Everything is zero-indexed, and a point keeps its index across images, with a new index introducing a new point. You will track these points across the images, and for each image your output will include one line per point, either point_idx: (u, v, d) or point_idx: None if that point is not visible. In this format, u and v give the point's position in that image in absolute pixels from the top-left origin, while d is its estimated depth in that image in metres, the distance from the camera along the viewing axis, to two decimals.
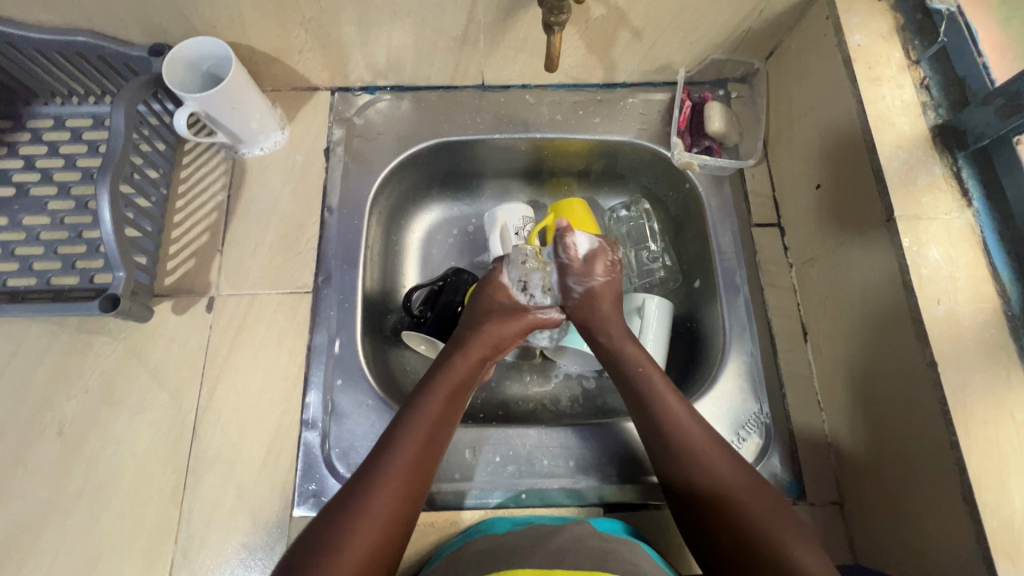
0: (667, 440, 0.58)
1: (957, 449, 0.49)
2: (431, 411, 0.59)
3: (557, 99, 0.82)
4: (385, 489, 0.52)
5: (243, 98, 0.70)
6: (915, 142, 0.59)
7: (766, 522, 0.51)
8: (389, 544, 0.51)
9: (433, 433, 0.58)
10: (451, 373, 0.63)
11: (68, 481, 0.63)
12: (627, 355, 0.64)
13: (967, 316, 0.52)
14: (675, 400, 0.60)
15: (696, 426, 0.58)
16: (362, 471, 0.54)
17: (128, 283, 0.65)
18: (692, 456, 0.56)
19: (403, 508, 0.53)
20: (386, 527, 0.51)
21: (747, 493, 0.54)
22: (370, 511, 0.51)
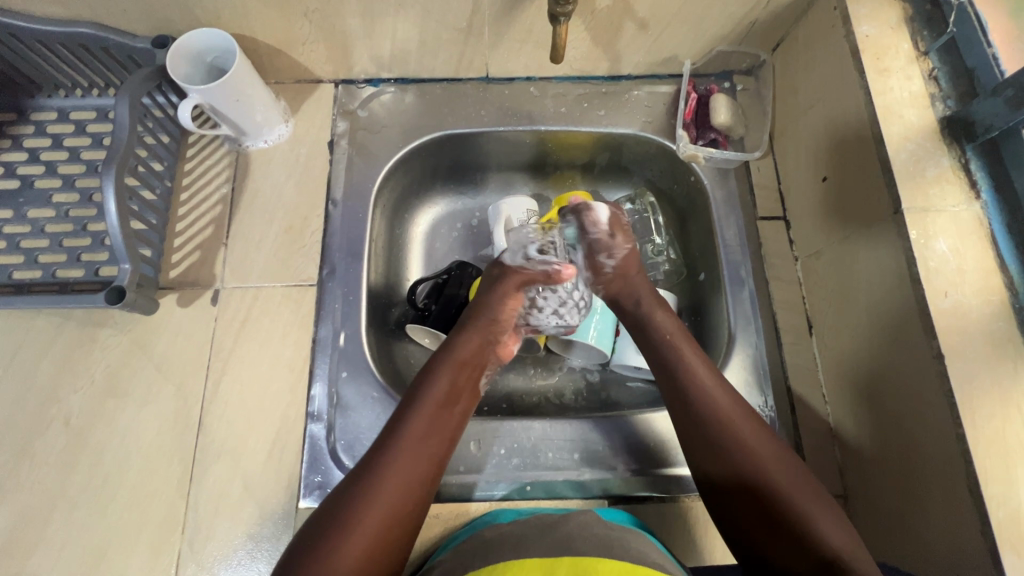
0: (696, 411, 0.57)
1: (964, 441, 0.49)
2: (440, 387, 0.59)
3: (562, 92, 0.81)
4: (398, 465, 0.53)
5: (247, 90, 0.69)
6: (923, 133, 0.58)
7: (788, 491, 0.52)
8: (406, 515, 0.52)
9: (442, 410, 0.58)
10: (459, 349, 0.63)
11: (75, 473, 0.63)
12: (657, 323, 0.64)
13: (974, 309, 0.52)
14: (703, 372, 0.59)
15: (724, 396, 0.58)
16: (374, 445, 0.55)
17: (134, 275, 0.65)
18: (719, 425, 0.56)
19: (418, 487, 0.53)
20: (401, 500, 0.52)
21: (773, 463, 0.53)
22: (384, 484, 0.52)
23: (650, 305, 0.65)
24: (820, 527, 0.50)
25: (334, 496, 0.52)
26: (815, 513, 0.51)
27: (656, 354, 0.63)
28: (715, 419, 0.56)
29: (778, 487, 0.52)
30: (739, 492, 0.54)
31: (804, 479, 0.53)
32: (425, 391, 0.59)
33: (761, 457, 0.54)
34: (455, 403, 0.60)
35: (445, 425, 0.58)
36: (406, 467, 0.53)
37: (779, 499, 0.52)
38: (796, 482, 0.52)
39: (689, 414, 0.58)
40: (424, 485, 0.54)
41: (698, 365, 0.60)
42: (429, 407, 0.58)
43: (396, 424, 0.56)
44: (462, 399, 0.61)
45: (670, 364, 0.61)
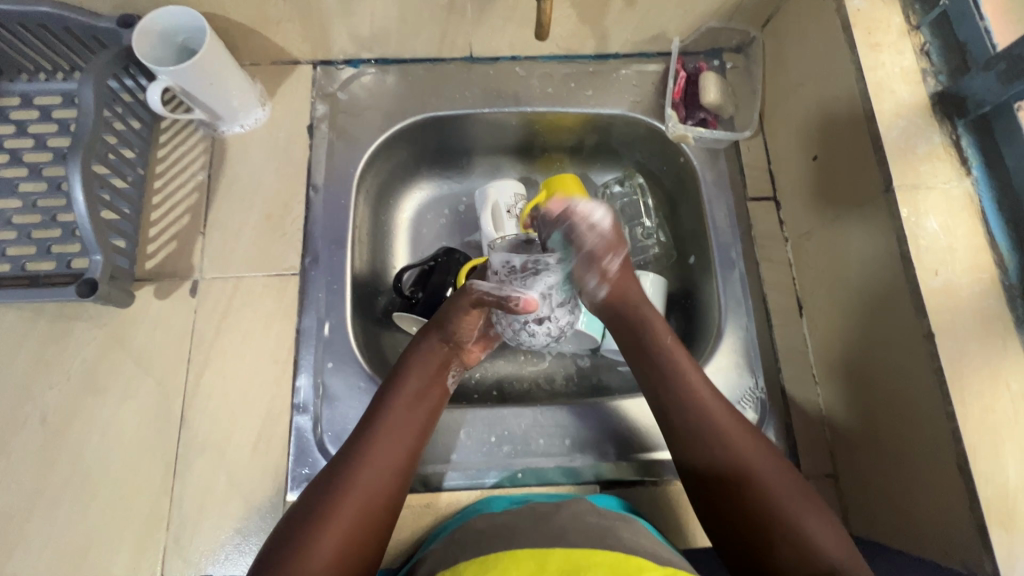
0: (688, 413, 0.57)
1: (953, 420, 0.49)
2: (411, 386, 0.59)
3: (548, 71, 0.79)
4: (364, 473, 0.52)
5: (220, 72, 0.66)
6: (915, 110, 0.57)
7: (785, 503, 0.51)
8: (372, 529, 0.50)
9: (408, 414, 0.57)
10: (426, 353, 0.62)
11: (55, 471, 0.62)
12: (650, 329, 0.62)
13: (965, 287, 0.51)
14: (692, 375, 0.59)
15: (711, 399, 0.57)
16: (342, 456, 0.54)
17: (106, 267, 0.62)
18: (714, 437, 0.55)
19: (391, 484, 0.53)
20: (372, 503, 0.51)
21: (763, 468, 0.54)
22: (356, 487, 0.51)
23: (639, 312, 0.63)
24: (812, 529, 0.50)
25: (305, 501, 0.51)
26: (810, 523, 0.50)
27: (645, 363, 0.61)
28: (701, 421, 0.56)
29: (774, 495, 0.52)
30: (735, 502, 0.53)
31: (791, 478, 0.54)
32: (397, 389, 0.59)
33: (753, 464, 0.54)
34: (424, 401, 0.59)
35: (416, 425, 0.57)
36: (380, 469, 0.53)
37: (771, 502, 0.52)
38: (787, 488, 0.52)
39: (681, 415, 0.57)
40: (394, 504, 0.53)
41: (688, 365, 0.60)
42: (398, 410, 0.57)
43: (368, 432, 0.55)
44: (435, 400, 0.60)
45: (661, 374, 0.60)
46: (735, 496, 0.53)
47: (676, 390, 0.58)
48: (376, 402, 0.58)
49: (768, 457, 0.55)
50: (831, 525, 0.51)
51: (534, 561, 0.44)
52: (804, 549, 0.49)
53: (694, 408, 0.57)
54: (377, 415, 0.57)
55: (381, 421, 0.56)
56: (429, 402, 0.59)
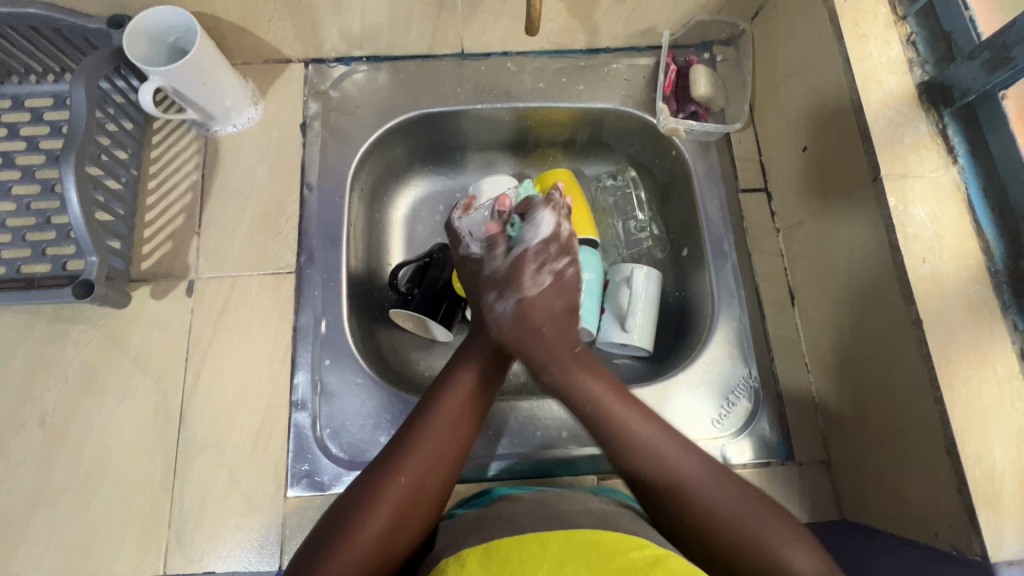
0: (634, 471, 0.54)
1: (941, 404, 0.50)
2: (472, 374, 0.60)
3: (540, 66, 0.80)
4: (419, 457, 0.53)
5: (212, 71, 0.67)
6: (901, 100, 0.58)
7: (750, 534, 0.51)
8: (424, 512, 0.52)
9: (470, 400, 0.58)
10: (487, 341, 0.64)
11: (55, 472, 0.62)
12: (580, 388, 0.59)
13: (952, 273, 0.52)
14: (628, 422, 0.56)
15: (655, 445, 0.55)
16: (398, 437, 0.55)
17: (101, 268, 0.62)
18: (666, 485, 0.53)
19: (444, 470, 0.54)
20: (424, 488, 0.52)
21: (721, 509, 0.52)
22: (407, 471, 0.52)
23: (564, 370, 0.60)
24: (792, 558, 0.49)
25: (361, 481, 0.52)
26: (778, 548, 0.50)
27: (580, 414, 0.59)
28: (651, 468, 0.54)
29: (752, 530, 0.51)
30: (699, 548, 0.52)
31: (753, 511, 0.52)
32: (457, 375, 0.59)
33: (708, 507, 0.52)
34: (483, 390, 0.60)
35: (475, 411, 0.58)
36: (438, 455, 0.54)
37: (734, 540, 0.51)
38: (759, 520, 0.51)
39: (629, 469, 0.55)
40: (447, 491, 0.54)
41: (627, 415, 0.57)
42: (458, 398, 0.58)
43: (428, 417, 0.56)
44: (493, 387, 0.61)
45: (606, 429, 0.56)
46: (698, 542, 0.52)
47: (619, 444, 0.55)
48: (437, 385, 0.59)
49: (720, 494, 0.53)
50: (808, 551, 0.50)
51: (535, 544, 0.44)
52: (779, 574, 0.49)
53: (645, 461, 0.54)
54: (436, 399, 0.57)
55: (439, 407, 0.57)
56: (489, 393, 0.60)
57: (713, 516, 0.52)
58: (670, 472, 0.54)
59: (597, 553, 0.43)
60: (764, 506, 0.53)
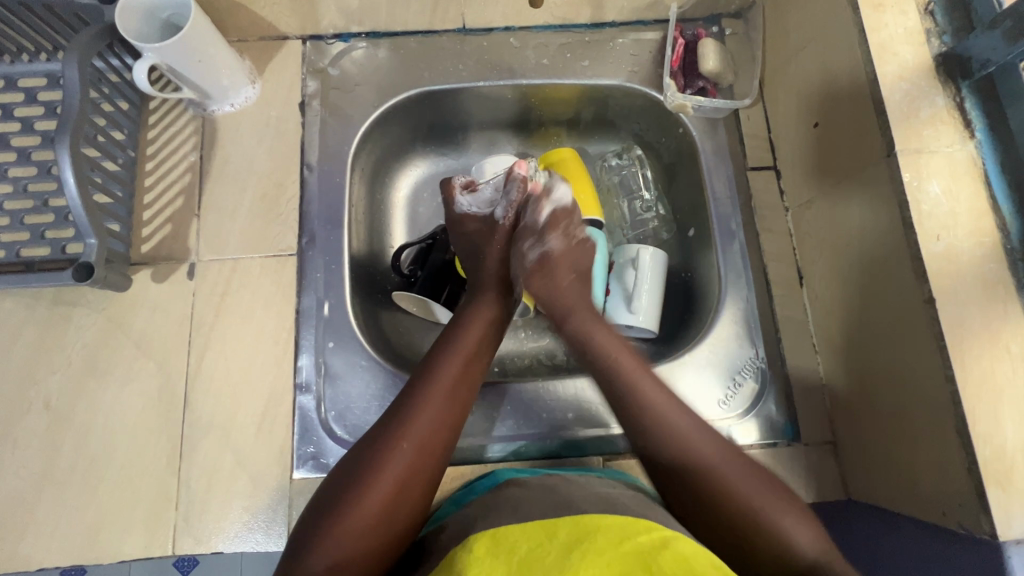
0: (645, 434, 0.55)
1: (953, 383, 0.49)
2: (468, 343, 0.59)
3: (544, 42, 0.77)
4: (416, 425, 0.52)
5: (207, 48, 0.65)
6: (918, 72, 0.56)
7: (755, 503, 0.51)
8: (422, 487, 0.51)
9: (466, 367, 0.57)
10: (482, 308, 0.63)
11: (62, 454, 0.62)
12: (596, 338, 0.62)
13: (966, 251, 0.51)
14: (642, 380, 0.58)
15: (670, 407, 0.56)
16: (395, 406, 0.54)
17: (101, 250, 0.62)
18: (677, 445, 0.54)
19: (443, 439, 0.53)
20: (424, 457, 0.51)
21: (735, 479, 0.52)
22: (406, 441, 0.51)
23: (587, 323, 0.64)
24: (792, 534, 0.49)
25: (357, 453, 0.52)
26: (781, 521, 0.50)
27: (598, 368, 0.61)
28: (659, 430, 0.55)
29: (746, 498, 0.51)
30: (706, 523, 0.52)
31: (761, 486, 0.52)
32: (454, 343, 0.58)
33: (720, 475, 0.52)
34: (479, 358, 0.59)
35: (472, 378, 0.57)
36: (435, 424, 0.53)
37: (743, 515, 0.50)
38: (757, 490, 0.52)
39: (641, 433, 0.56)
40: (446, 459, 0.54)
41: (636, 369, 0.59)
42: (454, 367, 0.57)
43: (422, 388, 0.54)
44: (487, 354, 0.61)
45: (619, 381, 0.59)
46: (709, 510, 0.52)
47: (635, 404, 0.57)
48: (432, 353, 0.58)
49: (728, 460, 0.53)
50: (808, 525, 0.50)
51: (543, 530, 0.44)
52: (781, 547, 0.49)
53: (636, 421, 0.56)
54: (433, 367, 0.56)
55: (434, 375, 0.56)
56: (485, 359, 0.60)
57: (725, 488, 0.52)
58: (677, 436, 0.54)
59: (605, 539, 0.43)
60: (767, 479, 0.53)
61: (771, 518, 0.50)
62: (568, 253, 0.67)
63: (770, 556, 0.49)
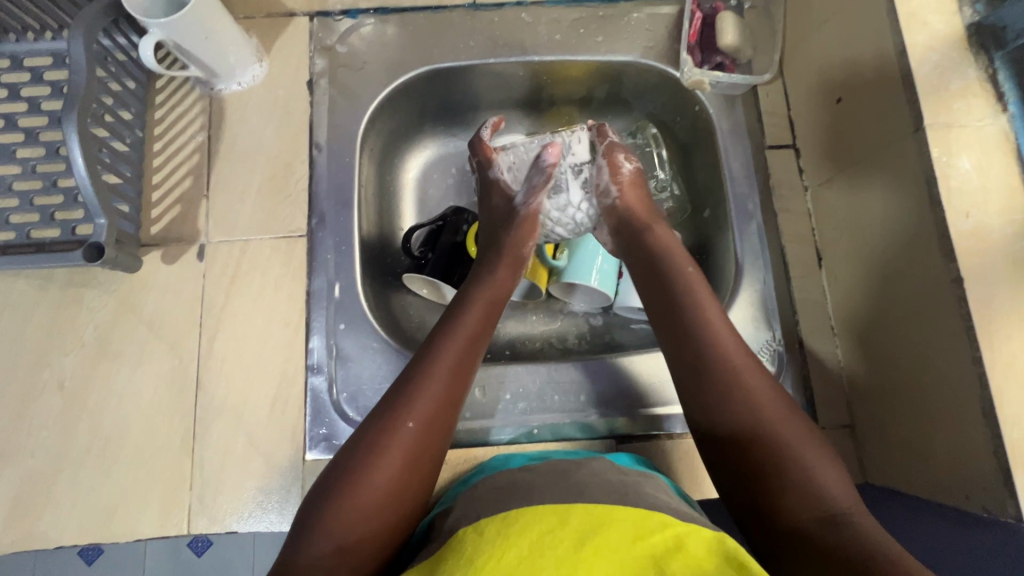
0: (703, 350, 0.54)
1: (980, 365, 0.48)
2: (473, 318, 0.59)
3: (556, 17, 0.75)
4: (419, 403, 0.51)
5: (214, 24, 0.64)
6: (949, 42, 0.54)
7: (794, 445, 0.49)
8: (429, 462, 0.51)
9: (469, 346, 0.57)
10: (484, 288, 0.62)
11: (77, 434, 0.62)
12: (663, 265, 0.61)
13: (996, 229, 0.49)
14: (710, 310, 0.57)
15: (733, 343, 0.55)
16: (398, 383, 0.53)
17: (111, 231, 0.61)
18: (730, 375, 0.53)
19: (446, 418, 0.53)
20: (428, 435, 0.51)
21: (779, 422, 0.51)
22: (409, 420, 0.51)
23: (659, 249, 0.62)
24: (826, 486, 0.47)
25: (362, 429, 0.51)
26: (817, 468, 0.48)
27: (659, 297, 0.59)
28: (716, 353, 0.54)
29: (788, 442, 0.50)
30: (744, 448, 0.50)
31: (806, 436, 0.51)
32: (456, 323, 0.58)
33: (768, 413, 0.51)
34: (482, 336, 0.59)
35: (475, 356, 0.57)
36: (439, 400, 0.52)
37: (782, 452, 0.49)
38: (801, 436, 0.50)
39: (699, 352, 0.55)
40: (449, 439, 0.53)
41: (709, 305, 0.57)
42: (457, 345, 0.56)
43: (423, 366, 0.54)
44: (490, 332, 0.60)
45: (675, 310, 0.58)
46: (745, 438, 0.51)
47: (694, 327, 0.56)
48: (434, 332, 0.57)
49: (779, 402, 0.52)
50: (843, 483, 0.48)
51: (555, 517, 0.44)
52: (812, 496, 0.47)
53: (699, 340, 0.55)
54: (435, 346, 0.56)
55: (437, 353, 0.55)
56: (487, 337, 0.59)
57: (771, 423, 0.51)
58: (733, 366, 0.53)
59: (618, 536, 0.42)
60: (811, 430, 0.52)
61: (808, 463, 0.48)
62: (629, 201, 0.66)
63: (799, 501, 0.47)
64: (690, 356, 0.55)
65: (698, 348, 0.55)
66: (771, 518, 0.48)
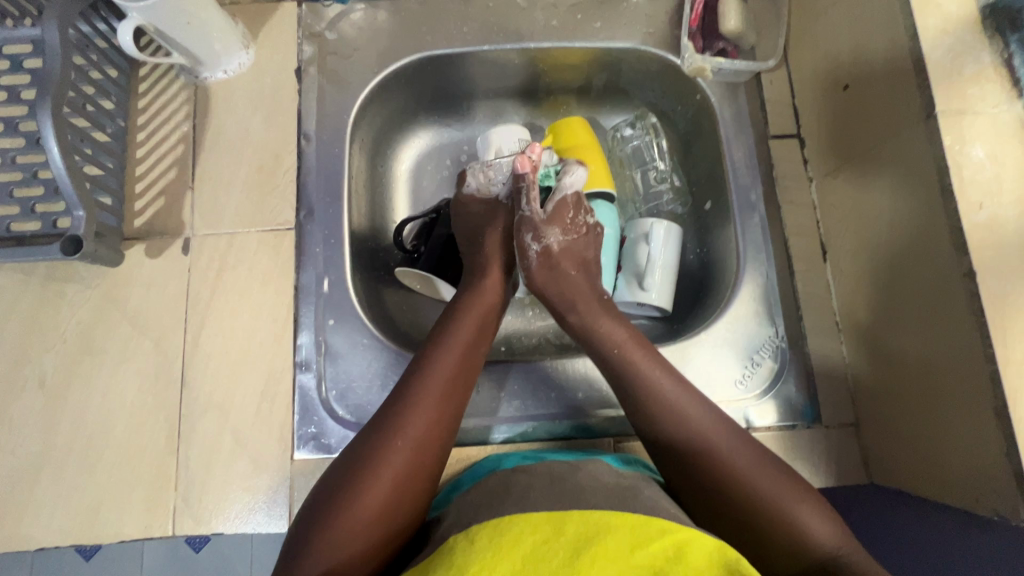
0: (655, 421, 0.53)
1: (992, 363, 0.45)
2: (464, 332, 0.57)
3: (553, 2, 0.73)
4: (414, 417, 0.50)
5: (196, 8, 0.61)
6: (962, 25, 0.51)
7: (767, 497, 0.48)
8: (422, 489, 0.49)
9: (464, 356, 0.55)
10: (478, 297, 0.60)
11: (59, 433, 0.61)
12: (602, 330, 0.59)
13: (1012, 221, 0.47)
14: (655, 377, 0.55)
15: (682, 407, 0.53)
16: (392, 397, 0.52)
17: (90, 223, 0.59)
18: (686, 440, 0.52)
19: (442, 430, 0.51)
20: (423, 450, 0.49)
21: (749, 477, 0.49)
22: (404, 436, 0.49)
23: (592, 313, 0.60)
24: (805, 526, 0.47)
25: (353, 448, 0.50)
26: (799, 515, 0.47)
27: (608, 363, 0.58)
28: (669, 421, 0.53)
29: (761, 499, 0.48)
30: (717, 508, 0.50)
31: (781, 484, 0.49)
32: (449, 334, 0.56)
33: (733, 473, 0.49)
34: (478, 345, 0.57)
35: (470, 367, 0.55)
36: (435, 413, 0.51)
37: (756, 508, 0.48)
38: (773, 485, 0.49)
39: (651, 421, 0.54)
40: (446, 449, 0.52)
41: (651, 369, 0.55)
42: (451, 356, 0.54)
43: (417, 380, 0.52)
44: (486, 342, 0.58)
45: (621, 381, 0.56)
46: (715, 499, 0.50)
47: (641, 399, 0.54)
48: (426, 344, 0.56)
49: (742, 453, 0.51)
50: (828, 520, 0.47)
51: (550, 526, 0.42)
52: (797, 546, 0.46)
53: (648, 411, 0.54)
54: (428, 359, 0.54)
55: (431, 364, 0.53)
56: (483, 345, 0.58)
57: (740, 480, 0.49)
58: (687, 431, 0.52)
59: (616, 544, 0.40)
60: (786, 473, 0.50)
61: (787, 514, 0.47)
62: (569, 246, 0.64)
63: (784, 552, 0.47)
64: (645, 427, 0.54)
65: (649, 418, 0.54)
66: (763, 566, 0.48)
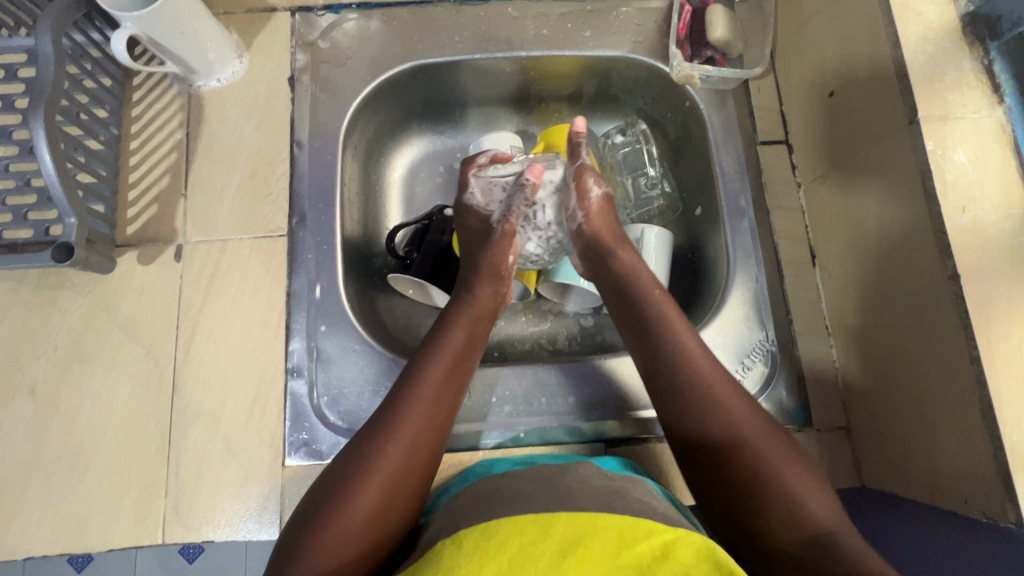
0: (678, 369, 0.54)
1: (977, 364, 0.46)
2: (454, 341, 0.57)
3: (543, 11, 0.74)
4: (403, 426, 0.50)
5: (189, 17, 0.62)
6: (942, 33, 0.52)
7: (772, 464, 0.49)
8: (410, 501, 0.49)
9: (455, 366, 0.55)
10: (469, 307, 0.60)
11: (48, 441, 0.61)
12: (637, 285, 0.60)
13: (993, 224, 0.48)
14: (684, 333, 0.56)
15: (706, 363, 0.54)
16: (382, 408, 0.52)
17: (82, 230, 0.59)
18: (706, 396, 0.52)
19: (431, 442, 0.51)
20: (412, 460, 0.49)
21: (759, 440, 0.50)
22: (393, 446, 0.49)
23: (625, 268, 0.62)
24: (801, 492, 0.47)
25: (343, 457, 0.50)
26: (799, 489, 0.47)
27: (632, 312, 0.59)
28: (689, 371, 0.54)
29: (767, 463, 0.49)
30: (721, 469, 0.50)
31: (788, 455, 0.50)
32: (439, 344, 0.56)
33: (746, 433, 0.50)
34: (467, 356, 0.57)
35: (461, 379, 0.55)
36: (423, 424, 0.51)
37: (762, 469, 0.48)
38: (781, 453, 0.49)
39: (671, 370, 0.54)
40: (435, 459, 0.52)
41: (680, 321, 0.57)
42: (440, 366, 0.54)
43: (406, 391, 0.52)
44: (475, 353, 0.58)
45: (646, 327, 0.57)
46: (722, 457, 0.50)
47: (663, 345, 0.56)
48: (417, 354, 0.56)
49: (755, 417, 0.52)
50: (826, 500, 0.47)
51: (538, 527, 0.42)
52: (794, 518, 0.46)
53: (672, 357, 0.55)
54: (418, 370, 0.54)
55: (420, 375, 0.53)
56: (473, 356, 0.58)
57: (749, 442, 0.50)
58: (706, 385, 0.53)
59: (603, 544, 0.40)
60: (792, 447, 0.51)
61: (788, 483, 0.47)
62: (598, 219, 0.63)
63: (779, 522, 0.46)
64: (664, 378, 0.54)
65: (669, 367, 0.55)
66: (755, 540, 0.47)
